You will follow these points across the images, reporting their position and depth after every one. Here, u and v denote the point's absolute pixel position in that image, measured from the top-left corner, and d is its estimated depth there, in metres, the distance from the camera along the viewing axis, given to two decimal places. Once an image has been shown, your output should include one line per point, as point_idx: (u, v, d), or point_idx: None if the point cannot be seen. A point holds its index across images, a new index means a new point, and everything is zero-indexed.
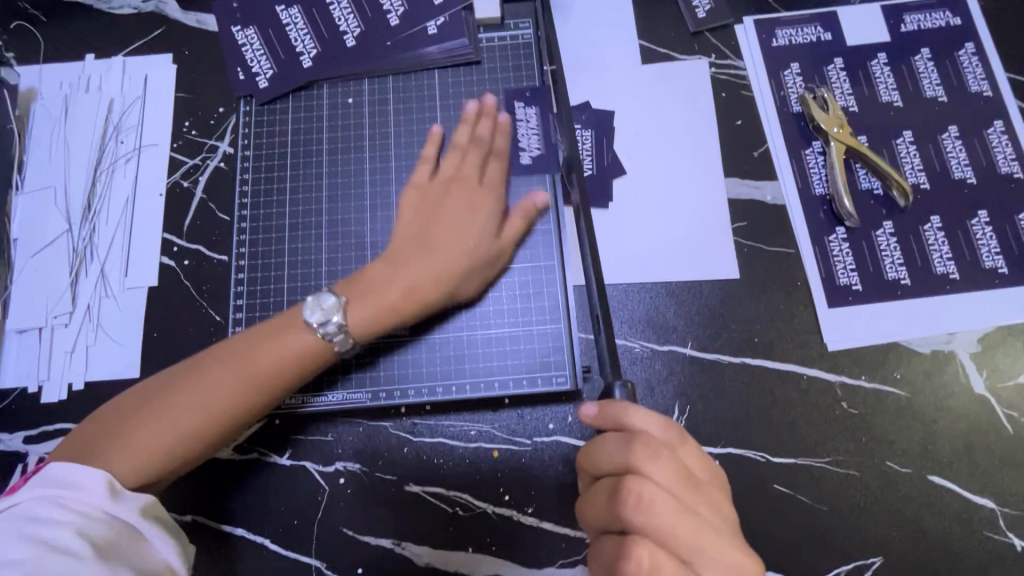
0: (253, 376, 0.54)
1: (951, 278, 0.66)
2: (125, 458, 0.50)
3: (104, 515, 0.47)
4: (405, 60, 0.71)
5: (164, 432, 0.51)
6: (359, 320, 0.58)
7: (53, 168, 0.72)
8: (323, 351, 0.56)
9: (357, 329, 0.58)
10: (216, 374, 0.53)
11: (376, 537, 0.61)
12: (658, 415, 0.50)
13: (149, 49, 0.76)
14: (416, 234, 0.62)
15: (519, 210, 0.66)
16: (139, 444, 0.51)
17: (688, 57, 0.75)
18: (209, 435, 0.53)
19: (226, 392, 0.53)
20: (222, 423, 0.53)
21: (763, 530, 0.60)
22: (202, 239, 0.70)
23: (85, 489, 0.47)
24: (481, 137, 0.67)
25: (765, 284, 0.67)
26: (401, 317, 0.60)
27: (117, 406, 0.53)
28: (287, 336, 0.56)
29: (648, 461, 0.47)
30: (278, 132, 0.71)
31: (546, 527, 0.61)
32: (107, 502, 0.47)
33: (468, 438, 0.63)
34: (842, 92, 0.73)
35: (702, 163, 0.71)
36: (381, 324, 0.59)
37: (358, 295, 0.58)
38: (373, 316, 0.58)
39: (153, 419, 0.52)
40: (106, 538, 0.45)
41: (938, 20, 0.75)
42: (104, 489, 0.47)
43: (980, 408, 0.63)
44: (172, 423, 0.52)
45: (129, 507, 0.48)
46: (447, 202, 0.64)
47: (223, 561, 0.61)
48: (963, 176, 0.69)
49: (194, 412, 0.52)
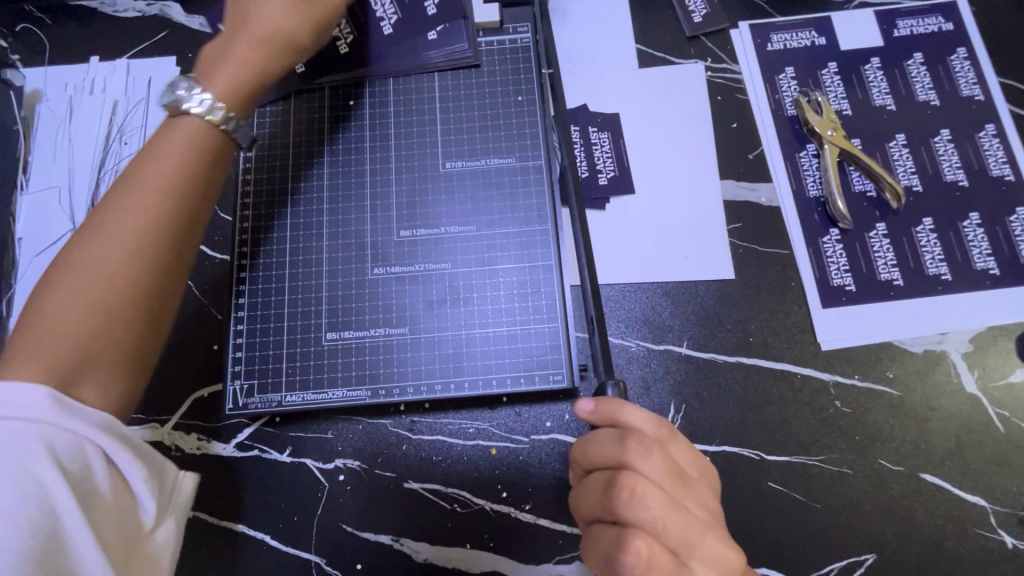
0: (149, 198, 0.50)
1: (943, 279, 0.67)
2: (54, 330, 0.45)
3: (58, 435, 0.42)
4: (406, 63, 0.72)
5: (83, 290, 0.46)
6: (219, 85, 0.55)
7: (58, 168, 0.73)
8: (205, 136, 0.54)
9: (226, 92, 0.55)
10: (104, 230, 0.48)
11: (376, 533, 0.62)
12: (650, 413, 0.51)
13: (153, 52, 0.77)
14: (236, 2, 0.59)
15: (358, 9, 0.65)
16: (64, 308, 0.46)
17: (684, 61, 0.76)
18: (137, 275, 0.48)
19: (128, 234, 0.49)
20: (147, 265, 0.49)
21: (757, 527, 0.61)
22: (205, 239, 0.71)
23: (26, 406, 0.42)
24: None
25: (759, 285, 0.68)
26: (256, 79, 0.57)
27: (24, 305, 0.47)
28: (159, 152, 0.52)
29: (642, 457, 0.48)
30: (281, 134, 0.72)
31: (543, 523, 0.61)
32: (57, 418, 0.42)
33: (466, 435, 0.64)
34: (836, 95, 0.74)
35: (697, 165, 0.72)
36: (244, 87, 0.56)
37: (211, 83, 0.55)
38: (237, 77, 0.56)
39: (67, 285, 0.46)
40: (68, 460, 0.42)
41: (930, 25, 0.76)
42: (41, 400, 0.42)
43: (971, 407, 0.64)
44: (88, 283, 0.47)
45: (82, 420, 0.44)
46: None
47: (224, 556, 0.62)
48: (955, 179, 0.70)
49: (106, 268, 0.47)
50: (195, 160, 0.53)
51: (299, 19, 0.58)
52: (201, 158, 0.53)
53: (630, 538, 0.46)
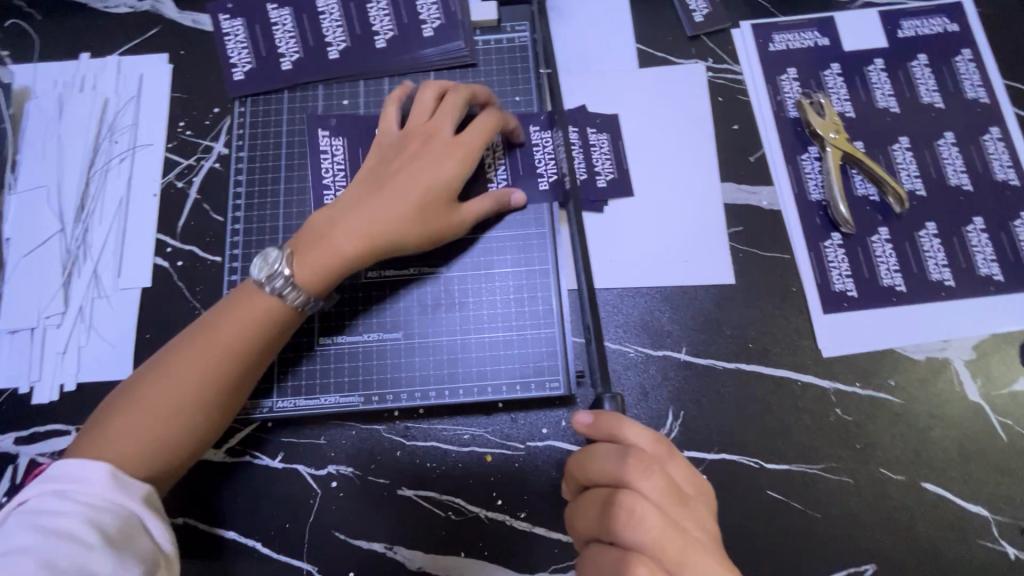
0: (217, 354, 0.54)
1: (946, 285, 0.66)
2: (105, 448, 0.50)
3: (109, 504, 0.47)
4: (401, 62, 0.71)
5: (139, 425, 0.51)
6: (308, 271, 0.57)
7: (47, 167, 0.72)
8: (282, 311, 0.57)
9: (306, 280, 0.57)
10: (177, 365, 0.54)
11: (368, 541, 0.61)
12: (651, 431, 0.51)
13: (145, 49, 0.76)
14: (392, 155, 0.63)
15: (492, 196, 0.64)
16: (116, 432, 0.51)
17: (685, 61, 0.75)
18: (189, 424, 0.53)
19: (194, 380, 0.53)
20: (194, 412, 0.53)
21: (756, 536, 0.60)
22: (196, 240, 0.69)
23: (87, 481, 0.47)
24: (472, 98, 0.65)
25: (760, 290, 0.67)
26: (349, 262, 0.58)
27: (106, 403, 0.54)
28: (244, 308, 0.56)
29: (641, 476, 0.48)
30: (273, 134, 0.71)
31: (539, 532, 0.60)
32: (111, 492, 0.47)
33: (460, 442, 0.63)
34: (838, 97, 0.73)
35: (698, 168, 0.71)
36: (330, 270, 0.58)
37: (305, 250, 0.58)
38: (321, 261, 0.58)
39: (127, 410, 0.52)
40: (110, 527, 0.45)
41: (935, 26, 0.75)
42: (101, 479, 0.48)
43: (974, 415, 0.63)
44: (144, 415, 0.52)
45: (130, 494, 0.48)
46: (415, 155, 0.62)
47: (214, 563, 0.61)
48: (960, 183, 0.69)
49: (163, 402, 0.52)
50: (269, 329, 0.57)
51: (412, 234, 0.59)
52: (277, 326, 0.57)
53: (626, 556, 0.46)
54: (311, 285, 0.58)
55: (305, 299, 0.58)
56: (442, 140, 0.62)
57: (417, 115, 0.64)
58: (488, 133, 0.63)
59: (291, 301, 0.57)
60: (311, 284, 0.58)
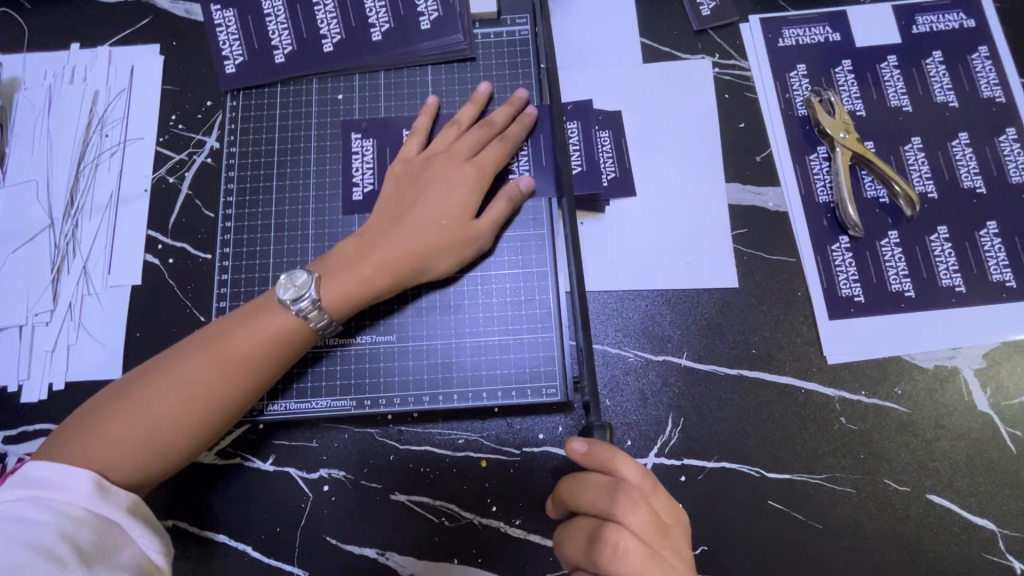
0: (227, 365, 0.53)
1: (957, 292, 0.64)
2: (106, 448, 0.49)
3: (89, 514, 0.46)
4: (397, 56, 0.69)
5: (138, 428, 0.50)
6: (333, 296, 0.57)
7: (36, 161, 0.70)
8: (299, 328, 0.56)
9: (333, 305, 0.57)
10: (185, 369, 0.52)
11: (360, 546, 0.60)
12: (638, 464, 0.50)
13: (136, 40, 0.74)
14: (421, 177, 0.62)
15: (504, 194, 0.62)
16: (118, 433, 0.50)
17: (691, 57, 0.72)
18: (188, 433, 0.52)
19: (197, 389, 0.52)
20: (196, 422, 0.52)
21: (756, 547, 0.59)
22: (187, 237, 0.68)
23: (69, 489, 0.47)
24: (492, 123, 0.64)
25: (764, 294, 0.65)
26: (376, 290, 0.58)
27: (109, 392, 0.53)
28: (261, 321, 0.55)
29: (628, 509, 0.47)
30: (266, 129, 0.69)
31: (533, 540, 0.59)
32: (93, 501, 0.47)
33: (455, 446, 0.62)
34: (849, 95, 0.70)
35: (703, 167, 0.68)
36: (357, 297, 0.58)
37: (331, 272, 0.58)
38: (348, 288, 0.57)
39: (130, 409, 0.51)
40: (87, 541, 0.44)
41: (951, 22, 0.72)
42: (87, 487, 0.47)
43: (982, 425, 0.61)
44: (147, 418, 0.51)
45: (113, 505, 0.47)
46: (436, 179, 0.61)
47: (204, 567, 0.60)
48: (973, 185, 0.67)
49: (165, 407, 0.51)
50: (283, 346, 0.56)
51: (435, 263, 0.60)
52: (291, 345, 0.56)
53: None
54: (335, 310, 0.57)
55: (327, 322, 0.57)
56: (459, 164, 0.62)
57: (438, 140, 0.64)
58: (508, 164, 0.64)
59: (313, 324, 0.56)
60: (337, 310, 0.57)
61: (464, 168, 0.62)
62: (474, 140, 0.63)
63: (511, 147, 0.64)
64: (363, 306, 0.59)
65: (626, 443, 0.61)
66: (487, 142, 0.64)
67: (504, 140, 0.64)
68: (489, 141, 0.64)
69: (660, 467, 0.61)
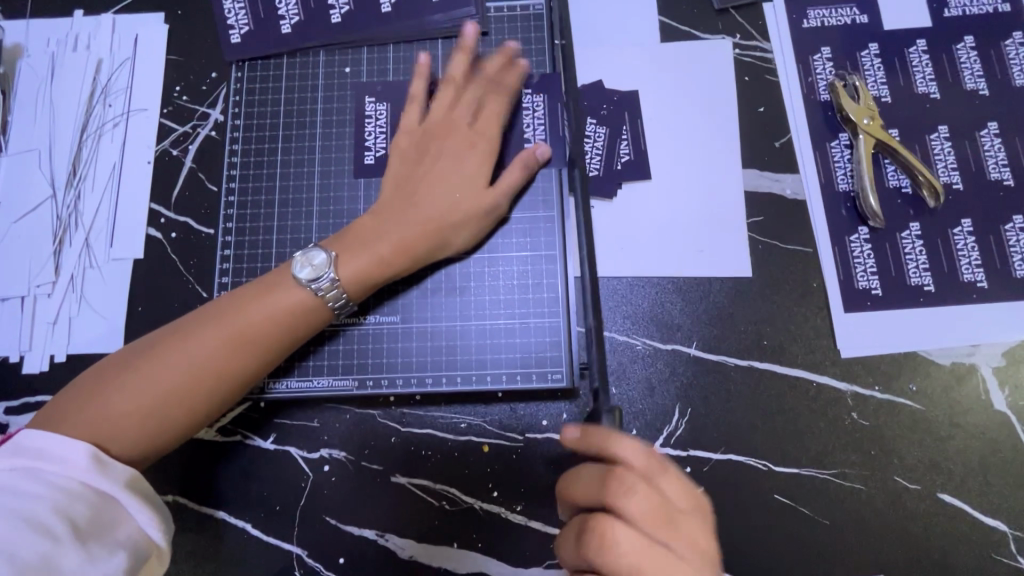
0: (236, 341, 0.52)
1: (978, 287, 0.62)
2: (109, 421, 0.49)
3: (84, 489, 0.45)
4: (407, 29, 0.67)
5: (143, 402, 0.50)
6: (350, 273, 0.56)
7: (39, 129, 0.69)
8: (311, 307, 0.55)
9: (351, 284, 0.56)
10: (192, 343, 0.52)
11: (360, 527, 0.60)
12: (639, 443, 0.47)
13: (140, 8, 0.72)
14: (428, 151, 0.61)
15: (517, 160, 0.61)
16: (122, 405, 0.49)
17: (711, 37, 0.70)
18: (192, 409, 0.51)
19: (204, 365, 0.51)
20: (201, 398, 0.51)
21: (759, 540, 0.58)
22: (190, 211, 0.67)
23: (66, 462, 0.46)
24: (496, 82, 0.63)
25: (779, 284, 0.63)
26: (394, 270, 0.58)
27: (116, 361, 0.52)
28: (272, 299, 0.54)
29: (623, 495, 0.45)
30: (271, 102, 0.67)
31: (534, 526, 0.59)
32: (89, 475, 0.46)
33: (457, 430, 0.61)
34: (874, 80, 0.68)
35: (720, 152, 0.66)
36: (375, 277, 0.57)
37: (347, 250, 0.57)
38: (367, 267, 0.56)
39: (134, 381, 0.50)
40: (82, 517, 0.44)
41: (985, 5, 0.69)
42: (84, 460, 0.46)
43: (999, 425, 0.60)
44: (151, 390, 0.50)
45: (110, 480, 0.46)
46: (445, 153, 0.61)
47: (203, 543, 0.60)
48: (1000, 177, 0.65)
49: (171, 381, 0.50)
50: (291, 323, 0.54)
51: (449, 238, 0.59)
52: (299, 324, 0.55)
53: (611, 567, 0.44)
54: (352, 288, 0.56)
55: (344, 301, 0.56)
56: (465, 134, 0.62)
57: (444, 107, 0.62)
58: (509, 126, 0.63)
59: (329, 303, 0.55)
60: (355, 289, 0.56)
61: (474, 139, 0.61)
62: (476, 106, 0.63)
63: (510, 102, 0.64)
64: (380, 285, 0.58)
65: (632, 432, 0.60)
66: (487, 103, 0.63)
67: (501, 96, 0.63)
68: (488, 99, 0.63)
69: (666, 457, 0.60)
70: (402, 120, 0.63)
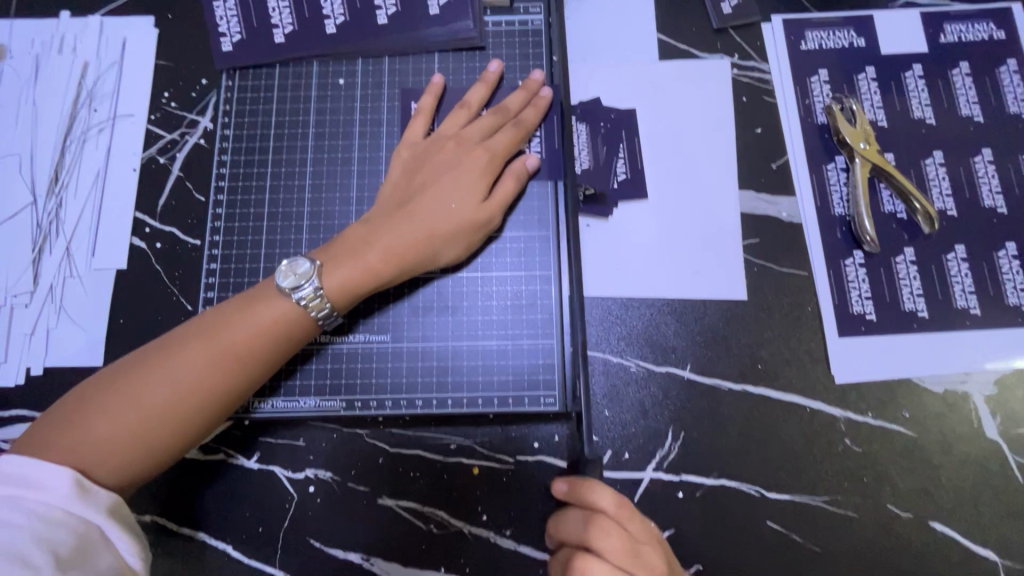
0: (226, 357, 0.51)
1: (971, 314, 0.62)
2: (95, 444, 0.47)
3: (67, 516, 0.44)
4: (403, 41, 0.65)
5: (130, 422, 0.48)
6: (337, 283, 0.54)
7: (19, 134, 0.67)
8: (301, 319, 0.53)
9: (335, 294, 0.54)
10: (179, 361, 0.50)
11: (345, 550, 0.58)
12: (615, 491, 0.46)
13: (129, 11, 0.71)
14: (428, 163, 0.59)
15: (513, 177, 0.60)
16: (108, 427, 0.47)
17: (709, 56, 0.69)
18: (181, 428, 0.50)
19: (192, 382, 0.49)
20: (191, 415, 0.50)
21: (750, 568, 0.57)
22: (176, 221, 0.65)
23: (46, 488, 0.44)
24: (505, 108, 0.62)
25: (773, 307, 0.63)
26: (382, 280, 0.56)
27: (98, 380, 0.50)
28: (259, 312, 0.53)
29: (599, 536, 0.44)
30: (263, 111, 0.66)
31: (523, 551, 0.57)
32: (70, 502, 0.44)
33: (446, 452, 0.59)
34: (871, 104, 0.68)
35: (717, 173, 0.66)
36: (361, 286, 0.55)
37: (334, 259, 0.55)
38: (352, 277, 0.55)
39: (118, 403, 0.48)
40: (64, 546, 0.42)
41: (980, 32, 0.70)
42: (65, 486, 0.44)
43: (990, 453, 0.60)
44: (138, 411, 0.48)
45: (93, 507, 0.45)
46: (445, 165, 0.59)
47: (182, 564, 0.58)
48: (994, 205, 0.65)
49: (159, 399, 0.49)
50: (282, 336, 0.53)
51: (443, 250, 0.58)
52: (290, 336, 0.53)
53: None
54: (337, 300, 0.55)
55: (329, 313, 0.54)
56: (471, 151, 0.59)
57: (448, 122, 0.61)
58: (515, 143, 0.61)
59: (314, 314, 0.54)
60: (340, 300, 0.55)
61: (469, 152, 0.59)
62: (487, 124, 0.61)
63: (526, 131, 0.61)
64: (367, 295, 0.57)
65: (623, 456, 0.59)
66: (498, 127, 0.61)
67: (517, 123, 0.61)
68: (501, 126, 0.61)
69: (658, 482, 0.59)
70: (405, 132, 0.62)
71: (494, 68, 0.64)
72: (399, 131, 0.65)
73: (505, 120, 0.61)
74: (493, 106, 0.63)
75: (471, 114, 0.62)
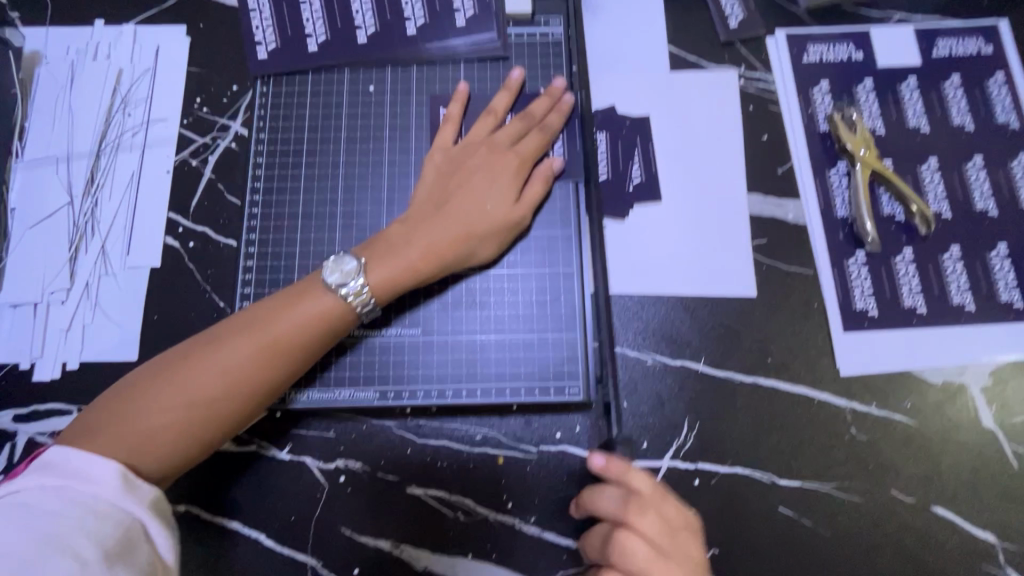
0: (269, 350, 0.53)
1: (966, 310, 0.66)
2: (143, 433, 0.49)
3: (111, 507, 0.45)
4: (429, 51, 0.69)
5: (177, 412, 0.50)
6: (379, 279, 0.57)
7: (56, 137, 0.69)
8: (340, 313, 0.56)
9: (378, 289, 0.57)
10: (224, 353, 0.52)
11: (375, 538, 0.60)
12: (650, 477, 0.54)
13: (162, 20, 0.73)
14: (461, 167, 0.62)
15: (541, 178, 0.63)
16: (156, 417, 0.49)
17: (718, 67, 0.73)
18: (226, 417, 0.52)
19: (237, 373, 0.52)
20: (236, 405, 0.52)
21: (763, 551, 0.60)
22: (209, 221, 0.67)
23: (94, 480, 0.45)
24: (531, 113, 0.65)
25: (781, 304, 0.66)
26: (422, 278, 0.59)
27: (145, 371, 0.52)
28: (301, 308, 0.55)
29: (639, 514, 0.51)
30: (295, 116, 0.69)
31: (548, 537, 0.60)
32: (115, 494, 0.45)
33: (473, 442, 0.62)
34: (870, 113, 0.72)
35: (727, 177, 0.70)
36: (403, 282, 0.58)
37: (376, 256, 0.58)
38: (395, 274, 0.57)
39: (166, 394, 0.50)
40: (107, 534, 0.43)
41: (970, 47, 0.74)
42: (112, 478, 0.46)
43: (987, 441, 0.63)
44: (185, 402, 0.50)
45: (136, 499, 0.46)
46: (478, 168, 0.62)
47: (216, 552, 0.60)
48: (986, 208, 0.69)
49: (205, 390, 0.51)
50: (321, 330, 0.55)
51: (477, 248, 0.61)
52: (329, 329, 0.56)
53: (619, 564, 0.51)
54: (380, 294, 0.57)
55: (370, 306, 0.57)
56: (501, 155, 0.63)
57: (478, 128, 0.65)
58: (543, 148, 0.64)
59: (356, 307, 0.56)
60: (382, 295, 0.57)
61: (499, 155, 0.63)
62: (515, 130, 0.64)
63: (551, 136, 0.64)
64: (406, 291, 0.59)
65: (642, 445, 0.62)
66: (525, 132, 0.65)
67: (542, 129, 0.64)
68: (527, 131, 0.65)
69: (675, 470, 0.62)
70: (436, 138, 0.65)
71: (516, 75, 0.67)
72: (428, 136, 0.68)
73: (531, 125, 0.65)
74: (518, 112, 0.67)
75: (498, 120, 0.65)
